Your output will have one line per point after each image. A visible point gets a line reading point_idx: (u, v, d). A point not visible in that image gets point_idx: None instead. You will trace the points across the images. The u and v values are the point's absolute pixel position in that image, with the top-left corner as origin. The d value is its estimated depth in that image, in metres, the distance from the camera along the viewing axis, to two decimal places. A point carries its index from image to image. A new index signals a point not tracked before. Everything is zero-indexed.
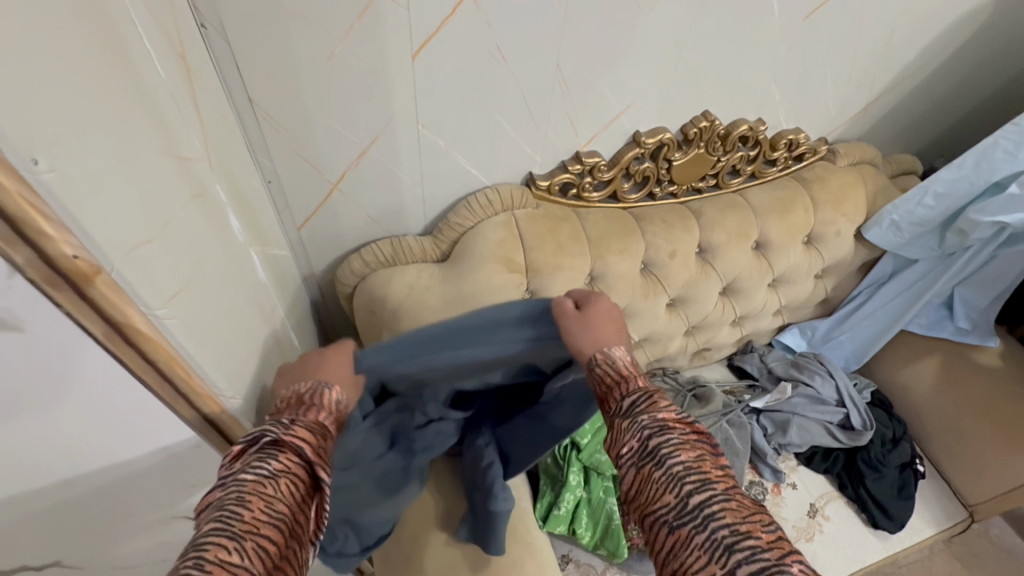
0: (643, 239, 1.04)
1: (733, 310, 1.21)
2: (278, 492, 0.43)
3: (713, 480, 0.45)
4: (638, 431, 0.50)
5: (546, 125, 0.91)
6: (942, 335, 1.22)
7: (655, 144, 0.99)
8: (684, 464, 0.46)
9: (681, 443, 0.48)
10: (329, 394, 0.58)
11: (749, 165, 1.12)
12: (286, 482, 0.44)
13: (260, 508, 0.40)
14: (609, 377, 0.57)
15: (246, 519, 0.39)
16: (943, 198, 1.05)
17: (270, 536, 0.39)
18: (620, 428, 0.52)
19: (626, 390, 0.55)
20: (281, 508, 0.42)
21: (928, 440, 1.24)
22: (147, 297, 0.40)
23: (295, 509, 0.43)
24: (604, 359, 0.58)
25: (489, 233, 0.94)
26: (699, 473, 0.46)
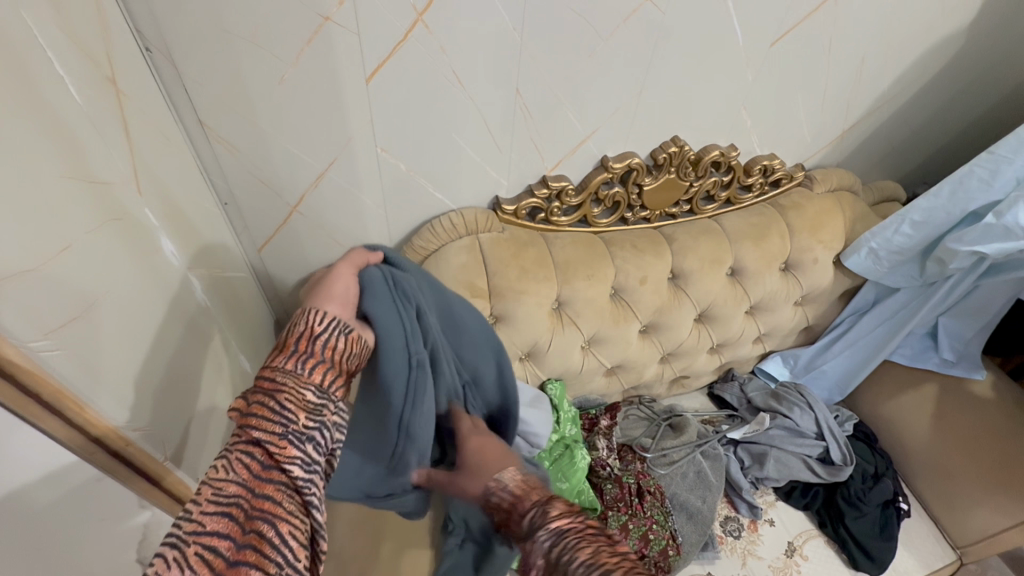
0: (613, 265, 1.02)
1: (710, 337, 1.18)
2: (229, 471, 0.44)
3: (616, 575, 0.40)
4: (540, 550, 0.46)
5: (509, 150, 0.91)
6: (927, 366, 1.18)
7: (623, 169, 0.97)
8: (586, 567, 0.42)
9: (592, 552, 0.43)
10: (322, 324, 0.51)
11: (723, 191, 1.10)
12: (236, 459, 0.44)
13: (208, 498, 0.42)
14: (505, 504, 0.52)
15: (192, 518, 0.41)
16: (920, 227, 1.03)
17: (212, 531, 0.41)
18: (525, 550, 0.47)
19: (524, 509, 0.50)
20: (232, 489, 0.43)
21: (915, 476, 1.19)
22: (20, 329, 0.40)
23: (253, 487, 0.43)
24: (498, 483, 0.55)
25: (452, 257, 0.93)
26: (601, 570, 0.41)
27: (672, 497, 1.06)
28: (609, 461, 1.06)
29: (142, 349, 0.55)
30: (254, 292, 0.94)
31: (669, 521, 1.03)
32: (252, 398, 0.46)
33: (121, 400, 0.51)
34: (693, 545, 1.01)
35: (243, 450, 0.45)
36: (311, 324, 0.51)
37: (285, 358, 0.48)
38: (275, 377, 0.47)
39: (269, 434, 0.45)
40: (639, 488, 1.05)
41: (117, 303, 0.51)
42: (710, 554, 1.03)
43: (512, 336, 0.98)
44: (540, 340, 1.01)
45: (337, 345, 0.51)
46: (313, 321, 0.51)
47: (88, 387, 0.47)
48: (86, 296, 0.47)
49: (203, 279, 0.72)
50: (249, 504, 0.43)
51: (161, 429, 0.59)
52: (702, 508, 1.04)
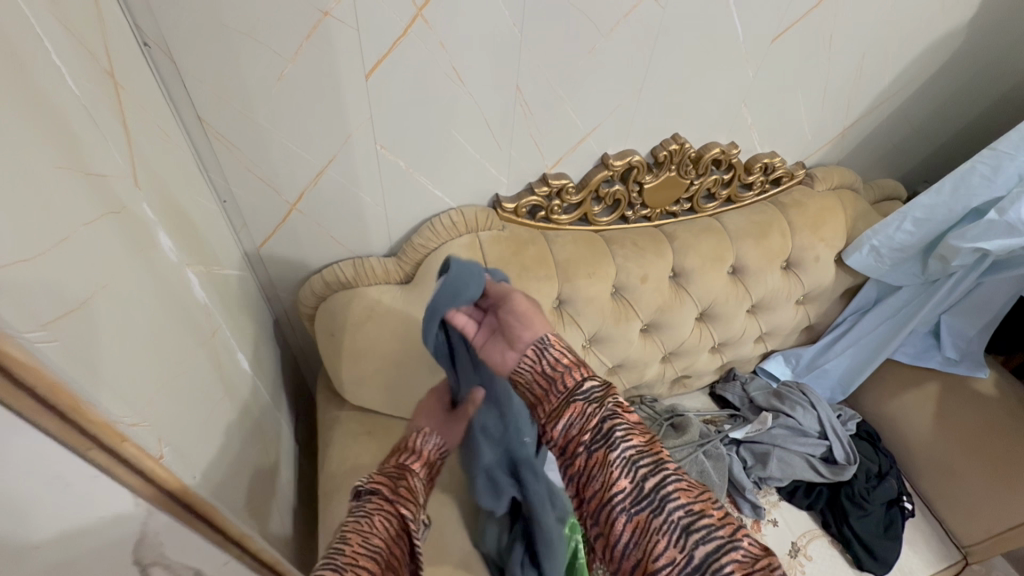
0: (614, 263, 1.02)
1: (711, 336, 1.17)
2: (375, 524, 0.57)
3: (664, 462, 0.50)
4: (595, 412, 0.53)
5: (508, 148, 0.90)
6: (930, 364, 1.17)
7: (623, 166, 0.97)
8: (636, 449, 0.50)
9: (633, 428, 0.52)
10: (427, 442, 0.77)
11: (723, 189, 1.10)
12: (381, 519, 0.59)
13: (359, 543, 0.53)
14: (559, 362, 0.56)
15: (348, 552, 0.51)
16: (921, 224, 1.02)
17: (368, 566, 0.51)
18: (576, 410, 0.53)
19: (580, 374, 0.55)
20: (376, 539, 0.55)
21: (918, 476, 1.18)
22: (14, 317, 0.38)
23: (388, 541, 0.56)
24: (551, 344, 0.58)
25: (452, 256, 0.93)
26: (651, 457, 0.50)
27: None
28: None
29: (142, 344, 0.55)
30: (254, 291, 0.94)
31: None
32: (394, 477, 0.68)
33: (126, 397, 0.50)
34: None
35: (385, 516, 0.60)
36: (424, 442, 0.77)
37: (413, 457, 0.74)
38: (403, 470, 0.71)
39: (404, 488, 0.66)
40: None
41: (116, 297, 0.51)
42: None
43: None
44: None
45: (432, 463, 0.77)
46: (425, 440, 0.77)
47: (91, 382, 0.46)
48: (84, 288, 0.47)
49: (203, 276, 0.72)
50: (389, 556, 0.54)
51: (169, 427, 0.58)
52: None
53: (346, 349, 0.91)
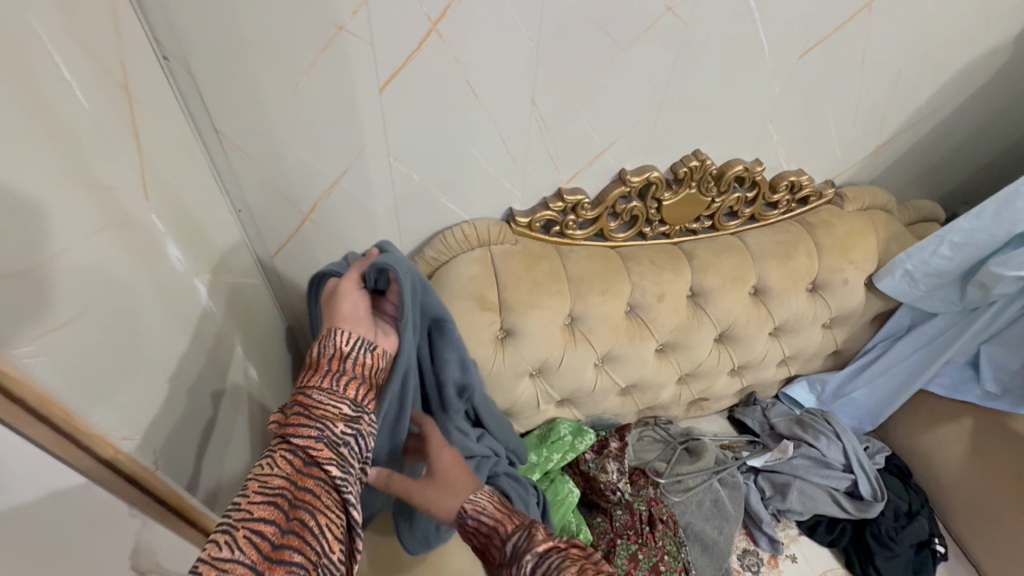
0: (629, 281, 0.99)
1: (730, 359, 1.13)
2: (273, 464, 0.47)
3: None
4: (520, 571, 0.50)
5: (523, 162, 0.89)
6: (967, 398, 1.09)
7: (641, 183, 0.95)
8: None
9: (565, 555, 0.50)
10: (329, 346, 0.56)
11: (747, 208, 1.06)
12: (280, 456, 0.48)
13: (255, 491, 0.45)
14: (485, 525, 0.57)
15: (241, 505, 0.43)
16: (961, 248, 0.96)
17: (266, 515, 0.43)
18: (507, 575, 0.52)
19: (505, 535, 0.55)
20: (277, 481, 0.46)
21: (952, 517, 1.11)
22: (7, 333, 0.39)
23: (297, 476, 0.47)
24: (474, 506, 0.59)
25: (463, 270, 0.92)
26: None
27: (686, 526, 1.01)
28: (620, 487, 0.99)
29: (142, 356, 0.55)
30: (267, 299, 0.94)
31: (683, 551, 0.98)
32: (294, 399, 0.51)
33: (120, 411, 0.51)
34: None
35: (283, 449, 0.48)
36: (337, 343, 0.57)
37: (321, 374, 0.54)
38: (307, 383, 0.53)
39: (301, 410, 0.50)
40: (651, 515, 0.99)
41: (120, 308, 0.52)
42: None
43: (523, 352, 0.95)
44: (551, 357, 0.98)
45: (359, 361, 0.58)
46: (335, 342, 0.57)
47: (83, 397, 0.47)
48: (87, 301, 0.47)
49: (212, 285, 0.72)
50: (293, 495, 0.45)
51: (161, 439, 0.59)
52: (719, 539, 0.99)
53: None
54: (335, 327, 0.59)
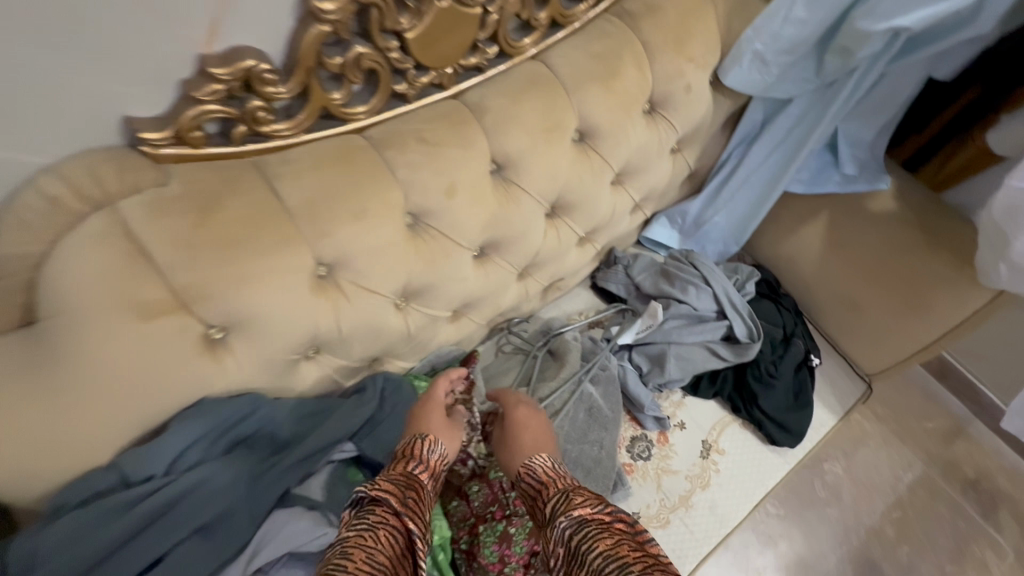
0: (395, 181, 0.64)
1: (574, 229, 0.87)
2: (377, 543, 0.51)
3: (629, 567, 0.50)
4: (560, 534, 0.57)
5: (38, 14, 0.43)
6: (827, 190, 0.95)
7: (345, 12, 0.54)
8: (601, 557, 0.52)
9: (600, 532, 0.55)
10: (433, 451, 0.67)
11: (542, 11, 0.70)
12: (385, 535, 0.53)
13: (363, 559, 0.48)
14: (532, 486, 0.65)
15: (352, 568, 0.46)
16: (816, 3, 0.70)
17: None
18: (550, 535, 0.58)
19: (546, 499, 0.63)
20: (381, 560, 0.50)
21: (820, 316, 1.05)
22: None
23: (393, 561, 0.51)
24: (528, 469, 0.67)
25: (78, 261, 0.50)
26: (616, 562, 0.50)
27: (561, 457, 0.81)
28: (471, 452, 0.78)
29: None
30: None
31: None
32: (402, 487, 0.60)
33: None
34: (605, 498, 0.80)
35: (388, 530, 0.54)
36: (429, 451, 0.67)
37: (422, 472, 0.64)
38: (410, 474, 0.62)
39: (410, 501, 0.58)
40: None
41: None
42: (622, 493, 0.85)
43: (266, 343, 0.61)
44: (322, 330, 0.65)
45: (439, 474, 0.67)
46: (429, 448, 0.67)
47: None
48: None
49: None
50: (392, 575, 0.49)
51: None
52: (602, 455, 0.81)
53: None
54: (438, 438, 0.69)
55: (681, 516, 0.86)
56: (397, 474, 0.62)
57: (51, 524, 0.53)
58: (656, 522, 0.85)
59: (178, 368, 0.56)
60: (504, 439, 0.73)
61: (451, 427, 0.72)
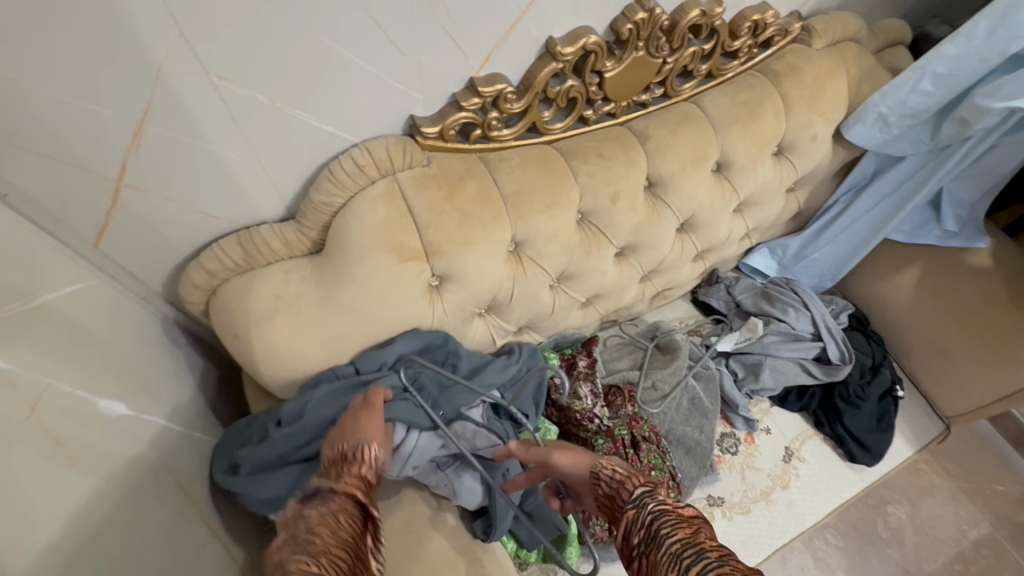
0: (576, 185, 0.81)
1: (694, 245, 1.01)
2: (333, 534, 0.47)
3: (706, 551, 0.45)
4: (638, 520, 0.51)
5: (396, 45, 0.63)
6: (927, 241, 1.06)
7: (576, 55, 0.72)
8: (681, 542, 0.47)
9: (679, 522, 0.49)
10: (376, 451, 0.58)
11: (704, 63, 0.87)
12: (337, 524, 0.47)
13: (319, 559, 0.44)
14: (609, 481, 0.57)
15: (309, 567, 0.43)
16: (944, 81, 0.83)
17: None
18: (625, 518, 0.52)
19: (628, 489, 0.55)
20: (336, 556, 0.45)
21: (906, 356, 1.14)
22: None
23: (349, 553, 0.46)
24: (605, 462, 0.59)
25: (365, 213, 0.70)
26: (694, 548, 0.46)
27: (667, 433, 0.95)
28: (597, 413, 0.90)
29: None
30: (121, 299, 0.71)
31: (668, 458, 0.92)
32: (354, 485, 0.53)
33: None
34: (702, 473, 0.93)
35: (349, 511, 0.50)
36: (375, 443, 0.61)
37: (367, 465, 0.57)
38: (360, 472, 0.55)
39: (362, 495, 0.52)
40: (634, 437, 0.91)
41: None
42: (711, 477, 0.97)
43: (464, 296, 0.79)
44: (500, 293, 0.83)
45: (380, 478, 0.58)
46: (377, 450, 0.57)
47: None
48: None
49: None
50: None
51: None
52: (701, 439, 0.95)
53: (261, 354, 0.72)
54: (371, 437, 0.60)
55: (762, 508, 0.97)
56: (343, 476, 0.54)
57: (310, 395, 0.72)
58: (738, 509, 0.96)
59: (405, 302, 0.74)
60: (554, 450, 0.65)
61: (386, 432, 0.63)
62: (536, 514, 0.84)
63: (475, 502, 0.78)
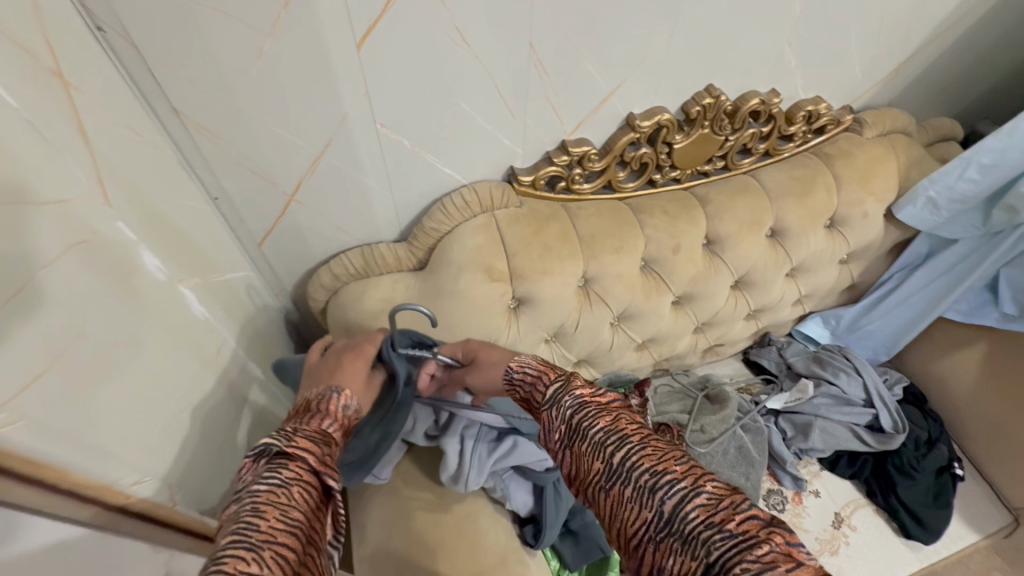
0: (642, 235, 0.93)
1: (747, 303, 1.10)
2: (293, 499, 0.42)
3: (628, 435, 0.49)
4: (562, 415, 0.54)
5: (515, 112, 0.80)
6: (984, 322, 1.07)
7: (651, 127, 0.87)
8: (602, 430, 0.50)
9: (600, 411, 0.53)
10: (346, 407, 0.58)
11: (762, 143, 1.00)
12: (300, 489, 0.43)
13: (277, 516, 0.39)
14: (531, 380, 0.61)
15: (264, 526, 0.38)
16: (989, 170, 0.91)
17: (290, 542, 0.38)
18: (549, 416, 0.55)
19: (548, 384, 0.58)
20: (296, 515, 0.41)
21: (968, 437, 1.13)
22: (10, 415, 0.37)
23: (309, 517, 0.42)
24: (521, 367, 0.63)
25: (467, 239, 0.85)
26: (616, 433, 0.50)
27: (714, 475, 1.00)
28: None
29: (120, 373, 0.49)
30: (263, 292, 0.88)
31: None
32: (318, 443, 0.49)
33: (94, 454, 0.44)
34: None
35: (305, 484, 0.44)
36: (342, 408, 0.58)
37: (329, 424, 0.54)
38: (324, 433, 0.52)
39: (327, 458, 0.48)
40: None
41: (82, 341, 0.45)
42: None
43: (536, 319, 0.91)
44: (567, 322, 0.94)
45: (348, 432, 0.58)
46: (343, 404, 0.58)
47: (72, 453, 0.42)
48: (37, 333, 0.41)
49: (202, 289, 0.66)
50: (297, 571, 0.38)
51: (157, 466, 0.53)
52: (745, 486, 1.00)
53: None
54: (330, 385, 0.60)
55: None
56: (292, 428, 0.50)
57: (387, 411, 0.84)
58: None
59: (488, 317, 0.87)
60: (477, 365, 0.69)
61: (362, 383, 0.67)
62: (581, 534, 0.88)
63: (526, 508, 0.85)
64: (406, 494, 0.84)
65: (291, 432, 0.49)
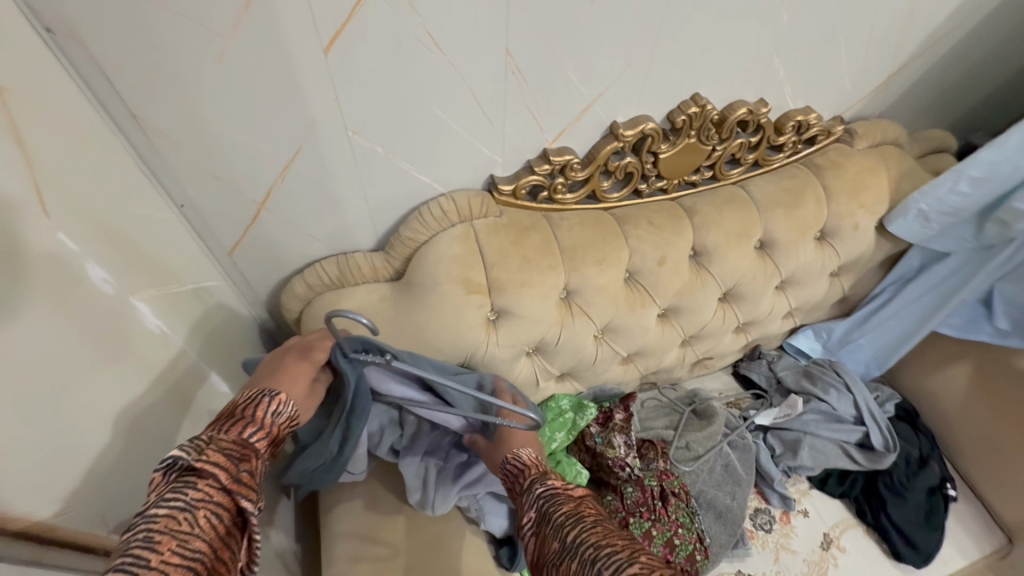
0: (626, 246, 0.91)
1: (735, 316, 1.07)
2: (195, 526, 0.43)
3: (583, 516, 0.52)
4: (534, 502, 0.58)
5: (494, 120, 0.78)
6: (978, 337, 1.05)
7: (635, 137, 0.85)
8: (563, 513, 0.54)
9: (565, 499, 0.56)
10: (279, 414, 0.57)
11: (750, 153, 0.97)
12: (205, 515, 0.44)
13: (173, 548, 0.40)
14: (518, 474, 0.65)
15: (156, 560, 0.39)
16: (981, 183, 0.89)
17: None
18: (524, 504, 0.59)
19: (530, 477, 0.63)
20: (196, 545, 0.42)
21: (961, 456, 1.11)
22: None
23: (214, 545, 0.43)
24: (515, 458, 0.68)
25: (444, 250, 0.82)
26: (574, 515, 0.53)
27: (698, 494, 0.97)
28: (629, 462, 0.95)
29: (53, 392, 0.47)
30: (234, 302, 0.85)
31: (697, 521, 0.95)
32: (236, 457, 0.49)
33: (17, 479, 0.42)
34: (726, 542, 0.93)
35: (212, 508, 0.44)
36: (272, 414, 0.57)
37: (254, 431, 0.53)
38: (245, 443, 0.51)
39: (243, 474, 0.48)
40: (662, 490, 0.95)
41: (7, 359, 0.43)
42: (740, 551, 0.96)
43: (516, 332, 0.88)
44: (548, 335, 0.91)
45: (281, 440, 0.57)
46: (275, 410, 0.57)
47: None
48: None
49: (156, 302, 0.64)
50: None
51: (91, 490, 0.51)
52: (732, 506, 0.96)
53: None
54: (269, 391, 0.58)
55: None
56: (212, 439, 0.50)
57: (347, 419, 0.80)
58: None
59: (465, 330, 0.84)
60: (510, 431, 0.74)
61: (306, 391, 0.64)
62: None
63: (502, 529, 0.82)
64: (377, 513, 0.82)
65: (206, 443, 0.48)
